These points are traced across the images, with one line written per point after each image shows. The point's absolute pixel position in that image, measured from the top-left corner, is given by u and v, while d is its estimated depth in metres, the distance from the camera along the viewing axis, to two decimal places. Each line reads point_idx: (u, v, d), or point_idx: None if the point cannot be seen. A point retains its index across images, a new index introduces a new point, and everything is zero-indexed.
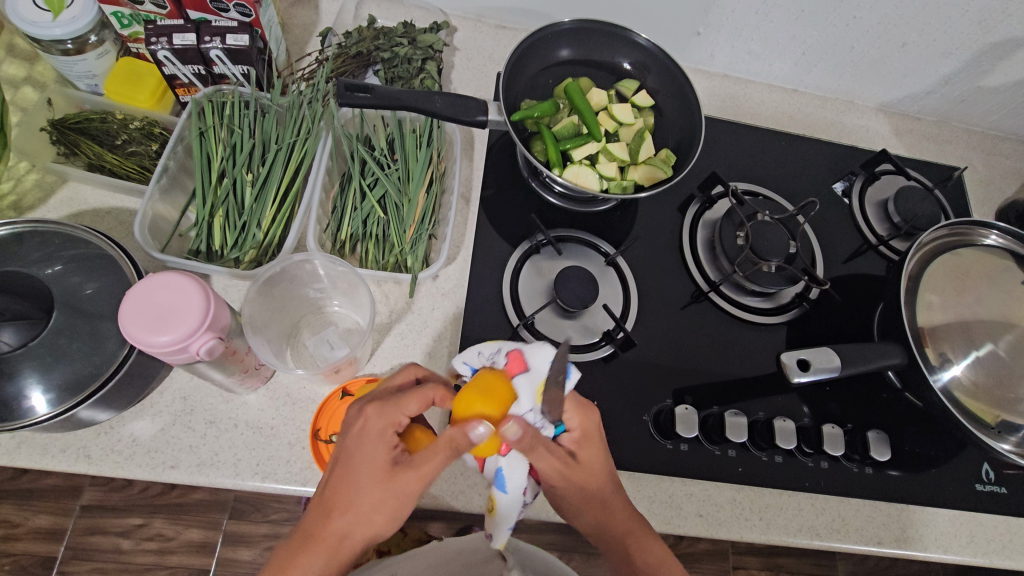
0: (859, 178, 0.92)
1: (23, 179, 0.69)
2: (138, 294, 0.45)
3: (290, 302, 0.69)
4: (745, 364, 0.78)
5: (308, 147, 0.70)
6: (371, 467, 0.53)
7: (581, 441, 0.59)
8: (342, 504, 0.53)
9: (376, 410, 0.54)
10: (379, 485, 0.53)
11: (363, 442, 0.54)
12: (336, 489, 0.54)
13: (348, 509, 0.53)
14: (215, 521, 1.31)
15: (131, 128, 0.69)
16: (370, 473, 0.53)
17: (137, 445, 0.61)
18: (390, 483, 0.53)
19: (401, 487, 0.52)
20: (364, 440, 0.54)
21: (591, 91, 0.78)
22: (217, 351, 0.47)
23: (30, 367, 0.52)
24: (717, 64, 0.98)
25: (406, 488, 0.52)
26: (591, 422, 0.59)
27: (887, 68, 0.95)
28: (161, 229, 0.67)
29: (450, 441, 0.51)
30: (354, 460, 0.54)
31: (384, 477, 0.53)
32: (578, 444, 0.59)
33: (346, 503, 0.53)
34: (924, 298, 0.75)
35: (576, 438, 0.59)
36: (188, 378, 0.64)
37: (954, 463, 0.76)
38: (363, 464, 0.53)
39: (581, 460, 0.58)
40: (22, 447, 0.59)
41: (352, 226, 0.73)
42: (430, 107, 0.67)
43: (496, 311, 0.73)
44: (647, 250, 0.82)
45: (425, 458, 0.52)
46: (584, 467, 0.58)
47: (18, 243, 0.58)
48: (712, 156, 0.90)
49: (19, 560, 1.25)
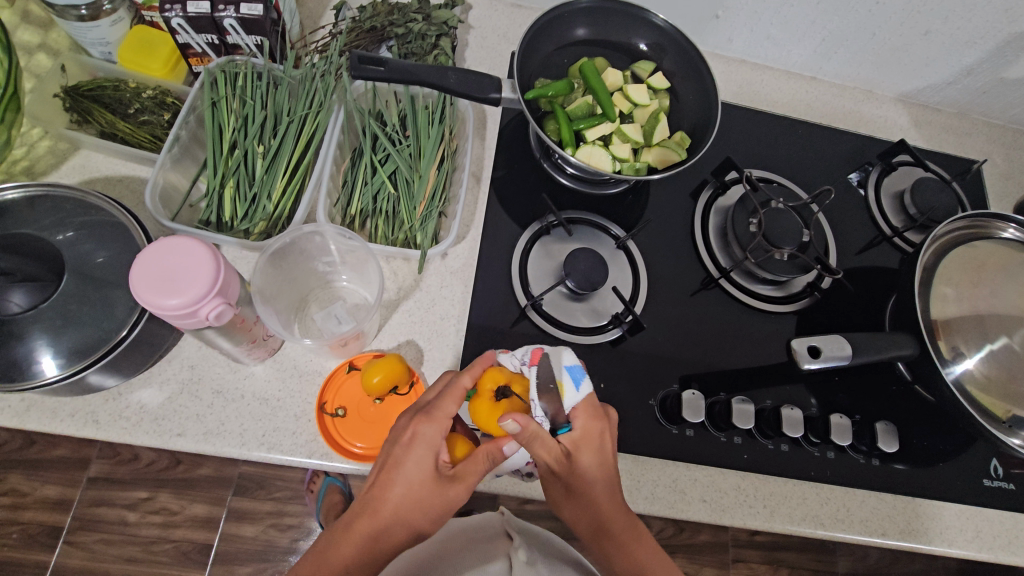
0: (876, 169, 0.91)
1: (36, 146, 0.69)
2: (149, 255, 0.44)
3: (298, 275, 0.68)
4: (754, 353, 0.77)
5: (320, 121, 0.70)
6: (420, 473, 0.54)
7: (582, 442, 0.57)
8: (393, 506, 0.54)
9: (425, 421, 0.55)
10: (427, 494, 0.54)
11: (410, 450, 0.55)
12: (384, 489, 0.55)
13: (396, 508, 0.54)
14: (220, 496, 1.33)
15: (143, 97, 0.68)
16: (421, 479, 0.54)
17: (145, 413, 0.61)
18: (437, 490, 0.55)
19: (451, 494, 0.55)
20: (414, 447, 0.55)
21: (607, 71, 0.76)
22: (225, 316, 0.47)
23: (40, 329, 0.53)
24: (735, 49, 0.97)
25: (451, 496, 0.55)
26: (596, 427, 0.58)
27: (908, 57, 0.93)
28: (172, 198, 0.67)
29: (491, 457, 0.55)
30: (406, 467, 0.54)
31: (435, 485, 0.55)
32: (573, 445, 0.57)
33: (394, 506, 0.54)
34: (939, 291, 0.74)
35: (575, 438, 0.57)
36: (196, 348, 0.65)
37: (962, 458, 0.76)
38: (414, 471, 0.54)
39: (573, 463, 0.57)
40: (32, 410, 0.60)
41: (362, 202, 0.72)
42: (443, 83, 0.66)
43: (505, 292, 0.72)
44: (658, 235, 0.81)
45: (475, 471, 0.55)
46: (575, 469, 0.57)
47: (31, 207, 0.58)
48: (726, 142, 0.89)
49: (27, 529, 1.26)
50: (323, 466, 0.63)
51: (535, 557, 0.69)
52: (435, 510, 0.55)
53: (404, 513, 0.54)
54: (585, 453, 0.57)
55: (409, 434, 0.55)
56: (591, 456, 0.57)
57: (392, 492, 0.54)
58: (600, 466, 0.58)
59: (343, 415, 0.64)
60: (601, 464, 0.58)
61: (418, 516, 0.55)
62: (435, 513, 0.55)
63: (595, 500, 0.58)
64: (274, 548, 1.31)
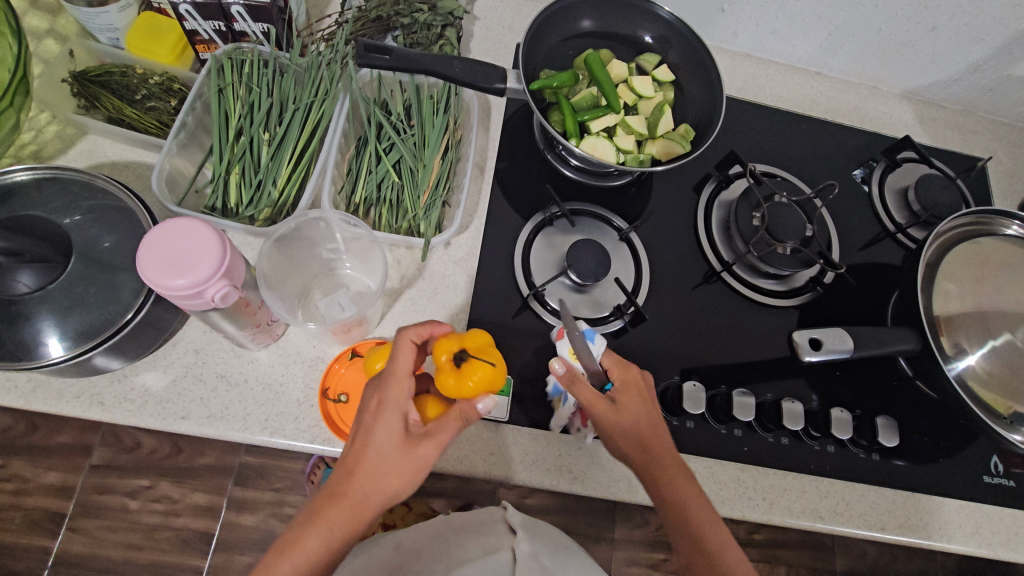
0: (880, 166, 0.91)
1: (44, 130, 0.69)
2: (156, 236, 0.45)
3: (303, 261, 0.69)
4: (755, 346, 0.77)
5: (326, 109, 0.70)
6: (388, 434, 0.54)
7: (625, 387, 0.61)
8: (365, 469, 0.53)
9: (389, 382, 0.55)
10: (395, 456, 0.53)
11: (378, 412, 0.54)
12: (358, 453, 0.54)
13: (369, 472, 0.53)
14: (221, 485, 1.33)
15: (151, 83, 0.69)
16: (389, 440, 0.53)
17: (149, 395, 0.62)
18: (407, 451, 0.53)
19: (421, 453, 0.53)
20: (382, 410, 0.54)
21: (611, 63, 0.77)
22: (231, 298, 0.47)
23: (46, 311, 0.53)
24: (740, 43, 0.97)
25: (421, 454, 0.53)
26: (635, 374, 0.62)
27: (913, 52, 0.93)
28: (178, 183, 0.68)
29: (461, 416, 0.54)
30: (374, 429, 0.54)
31: (404, 446, 0.53)
32: (617, 390, 0.61)
33: (366, 469, 0.53)
34: (941, 286, 0.74)
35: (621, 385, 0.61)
36: (200, 332, 0.65)
37: (962, 454, 0.76)
38: (383, 433, 0.53)
39: (620, 408, 0.59)
40: (38, 391, 0.60)
41: (366, 190, 0.73)
42: (448, 72, 0.67)
43: (507, 282, 0.73)
44: (661, 227, 0.81)
45: (443, 429, 0.54)
46: (623, 413, 0.59)
47: (37, 189, 0.58)
48: (730, 136, 0.89)
49: (30, 514, 1.27)
50: (325, 451, 0.64)
51: (538, 549, 0.68)
52: (407, 471, 0.53)
53: (377, 477, 0.53)
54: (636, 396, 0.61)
55: (374, 398, 0.55)
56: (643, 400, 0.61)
57: (363, 454, 0.53)
58: (647, 410, 0.61)
59: (345, 401, 0.65)
60: (647, 408, 0.61)
61: (390, 478, 0.53)
62: (409, 474, 0.53)
63: (648, 442, 0.59)
64: (275, 537, 1.32)
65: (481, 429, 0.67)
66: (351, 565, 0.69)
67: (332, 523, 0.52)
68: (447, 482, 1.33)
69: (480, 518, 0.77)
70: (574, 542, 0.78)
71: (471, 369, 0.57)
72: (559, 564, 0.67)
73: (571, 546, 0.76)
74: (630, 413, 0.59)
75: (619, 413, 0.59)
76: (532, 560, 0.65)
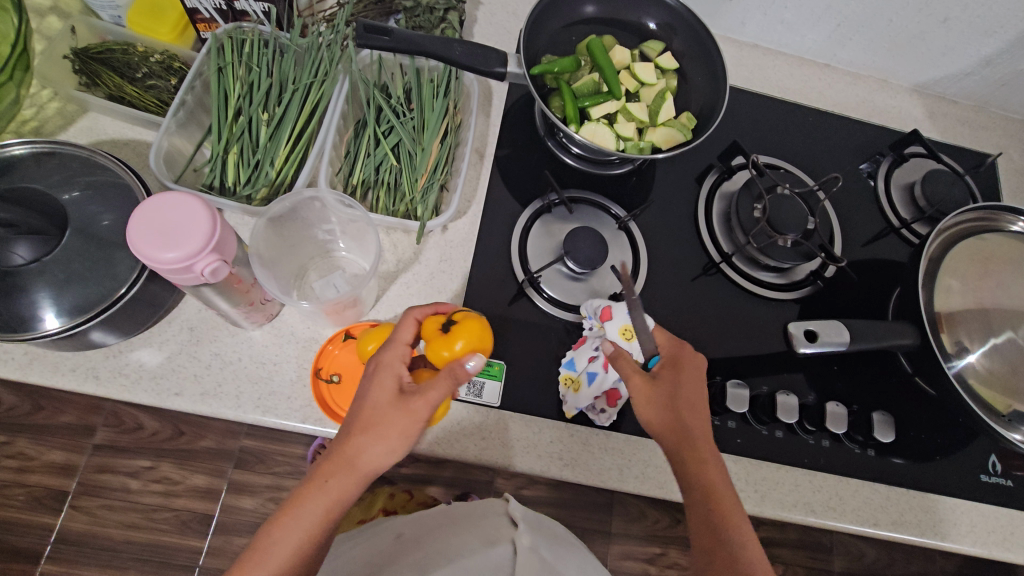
0: (886, 160, 0.89)
1: (45, 107, 0.69)
2: (147, 209, 0.44)
3: (299, 241, 0.69)
4: (753, 339, 0.77)
5: (325, 90, 0.70)
6: (382, 391, 0.54)
7: (672, 367, 0.61)
8: (360, 425, 0.53)
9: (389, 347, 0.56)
10: (388, 414, 0.53)
11: (375, 372, 0.55)
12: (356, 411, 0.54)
13: (363, 428, 0.53)
14: (221, 468, 1.34)
15: (151, 61, 0.69)
16: (382, 397, 0.53)
17: (144, 370, 0.62)
18: (398, 407, 0.53)
19: (412, 409, 0.52)
20: (378, 370, 0.55)
21: (614, 48, 0.76)
22: (221, 273, 0.48)
23: (43, 284, 0.54)
24: (748, 33, 0.96)
25: (413, 411, 0.52)
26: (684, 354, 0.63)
27: (924, 45, 0.91)
28: (176, 161, 0.68)
29: (449, 372, 0.53)
30: (369, 387, 0.54)
31: (396, 402, 0.53)
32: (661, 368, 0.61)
33: (360, 425, 0.53)
34: (943, 282, 0.73)
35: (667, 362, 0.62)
36: (196, 310, 0.65)
37: (960, 453, 0.75)
38: (377, 390, 0.54)
39: (661, 382, 0.60)
40: (34, 363, 0.60)
41: (364, 172, 0.72)
42: (447, 54, 0.66)
43: (503, 268, 0.73)
44: (661, 217, 0.80)
45: (433, 385, 0.53)
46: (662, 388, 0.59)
47: (36, 164, 0.59)
48: (735, 127, 0.88)
49: (33, 491, 1.29)
50: (317, 431, 0.64)
51: (537, 541, 0.67)
52: (399, 429, 0.52)
53: (372, 435, 0.53)
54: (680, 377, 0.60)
55: (372, 362, 0.56)
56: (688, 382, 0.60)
57: (359, 411, 0.54)
58: (688, 388, 0.60)
59: (338, 381, 0.65)
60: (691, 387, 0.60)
61: (384, 436, 0.52)
62: (402, 432, 0.52)
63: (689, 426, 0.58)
64: None
65: (472, 415, 0.67)
66: (350, 553, 0.69)
67: (330, 479, 0.52)
68: (444, 471, 1.34)
69: (480, 509, 0.77)
70: (577, 543, 0.77)
71: (456, 333, 0.57)
72: (557, 555, 0.67)
73: (567, 540, 0.75)
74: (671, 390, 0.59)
75: (658, 387, 0.59)
76: (532, 551, 0.64)
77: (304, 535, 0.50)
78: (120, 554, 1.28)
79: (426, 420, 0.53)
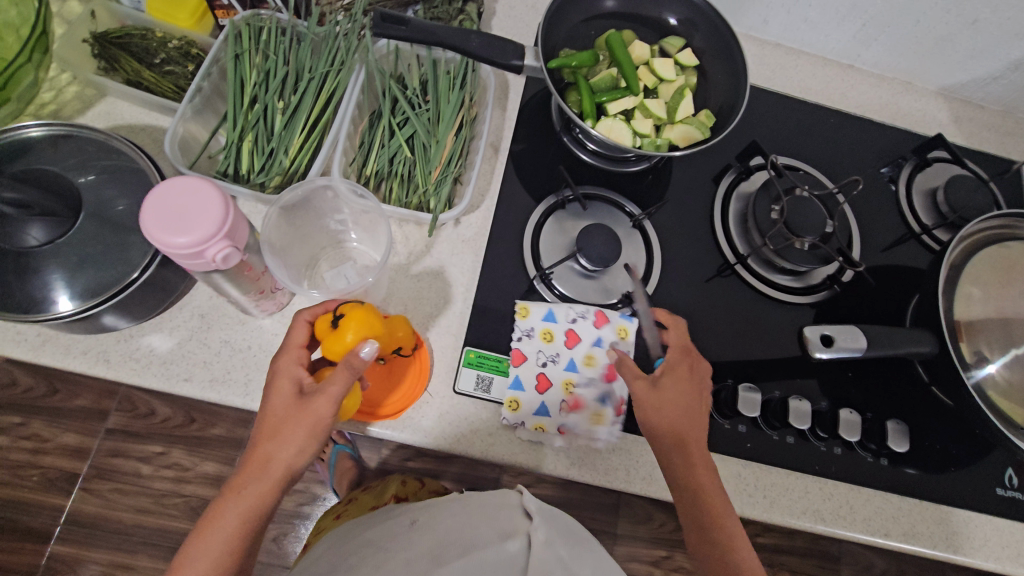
0: (909, 164, 0.87)
1: (63, 91, 0.70)
2: (159, 193, 0.44)
3: (312, 231, 0.69)
4: (766, 343, 0.75)
5: (341, 79, 0.70)
6: (284, 394, 0.53)
7: (670, 373, 0.61)
8: (268, 430, 0.53)
9: (289, 350, 0.55)
10: (292, 415, 0.52)
11: (277, 377, 0.55)
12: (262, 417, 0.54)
13: (270, 432, 0.53)
14: (229, 456, 1.35)
15: (169, 47, 0.69)
16: (284, 401, 0.53)
17: (155, 356, 0.62)
18: (300, 408, 0.52)
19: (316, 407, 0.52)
20: (279, 374, 0.55)
21: (633, 44, 0.74)
22: (232, 260, 0.47)
23: (56, 266, 0.54)
24: (770, 32, 0.94)
25: (318, 410, 0.52)
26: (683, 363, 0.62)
27: (952, 47, 0.89)
28: (191, 147, 0.68)
29: (345, 365, 0.51)
30: (270, 391, 0.54)
31: (298, 404, 0.53)
32: (662, 374, 0.61)
33: (267, 429, 0.53)
34: (964, 290, 0.71)
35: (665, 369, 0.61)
36: (207, 297, 0.65)
37: (976, 465, 0.73)
38: (278, 393, 0.54)
39: (663, 392, 0.60)
40: (47, 345, 0.61)
41: (378, 163, 0.72)
42: (464, 45, 0.66)
43: (515, 263, 0.72)
44: (676, 216, 0.79)
45: (331, 380, 0.52)
46: (660, 394, 0.60)
47: (53, 146, 0.59)
48: (754, 127, 0.86)
49: (46, 473, 1.31)
50: None
51: (553, 536, 0.66)
52: (304, 430, 0.52)
53: (279, 438, 0.52)
54: (682, 388, 0.60)
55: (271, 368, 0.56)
56: (686, 393, 0.60)
57: (265, 417, 0.54)
58: (687, 398, 0.60)
59: None
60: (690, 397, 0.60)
61: (292, 437, 0.52)
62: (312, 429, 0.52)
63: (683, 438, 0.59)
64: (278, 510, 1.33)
65: (478, 410, 0.66)
66: (369, 539, 0.71)
67: (245, 488, 0.52)
68: (450, 466, 1.34)
69: (498, 500, 0.76)
70: (590, 535, 0.77)
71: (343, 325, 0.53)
72: (575, 555, 0.65)
73: (580, 534, 0.75)
74: (668, 397, 0.60)
75: (662, 395, 0.60)
76: (547, 546, 0.64)
77: (224, 548, 0.50)
78: (129, 537, 1.29)
79: (331, 415, 0.52)
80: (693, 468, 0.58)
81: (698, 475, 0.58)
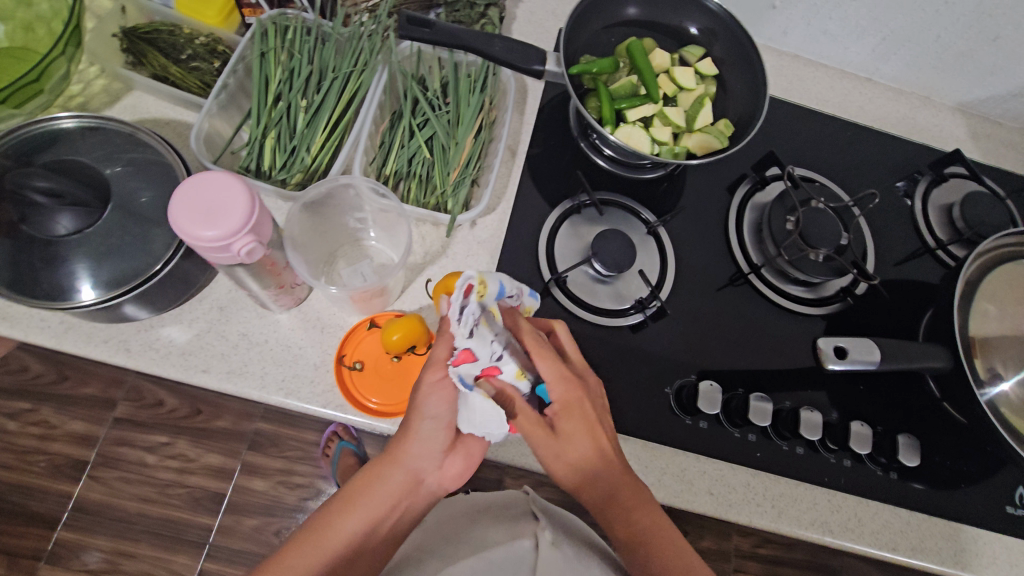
0: (925, 179, 0.87)
1: (92, 83, 0.71)
2: (188, 187, 0.45)
3: (332, 228, 0.70)
4: (778, 354, 0.75)
5: (364, 79, 0.71)
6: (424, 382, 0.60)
7: (562, 413, 0.55)
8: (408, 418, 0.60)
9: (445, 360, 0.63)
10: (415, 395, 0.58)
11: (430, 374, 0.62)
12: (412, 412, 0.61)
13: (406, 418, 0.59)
14: (234, 449, 1.36)
15: (196, 43, 0.71)
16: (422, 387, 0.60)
17: (173, 346, 0.63)
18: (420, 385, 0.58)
19: (433, 380, 0.56)
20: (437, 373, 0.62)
21: (654, 52, 0.75)
22: (256, 254, 0.48)
23: (81, 255, 0.55)
24: (789, 43, 0.94)
25: (431, 380, 0.56)
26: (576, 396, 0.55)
27: (972, 63, 0.89)
28: (214, 143, 0.69)
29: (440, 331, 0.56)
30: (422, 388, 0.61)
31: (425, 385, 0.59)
32: (557, 415, 0.56)
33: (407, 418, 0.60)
34: (980, 306, 0.71)
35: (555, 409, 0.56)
36: (226, 290, 0.66)
37: (988, 483, 0.73)
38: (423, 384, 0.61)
39: (559, 438, 0.56)
40: (69, 332, 0.62)
41: (397, 163, 0.73)
42: (488, 50, 0.66)
43: (529, 266, 0.72)
44: (691, 224, 0.80)
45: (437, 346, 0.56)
46: (563, 445, 0.55)
47: (82, 138, 0.60)
48: (771, 137, 0.86)
49: (53, 459, 1.32)
50: (337, 416, 0.64)
51: (559, 536, 0.67)
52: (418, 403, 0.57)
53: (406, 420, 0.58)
54: (573, 430, 0.55)
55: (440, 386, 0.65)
56: (588, 436, 0.56)
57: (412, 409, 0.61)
58: (584, 434, 0.56)
59: (360, 369, 0.65)
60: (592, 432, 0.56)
61: (416, 422, 0.57)
62: (429, 405, 0.56)
63: (592, 476, 0.56)
64: (282, 505, 1.34)
65: None
66: None
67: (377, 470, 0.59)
68: None
69: (503, 501, 0.79)
70: (598, 539, 0.78)
71: (440, 292, 0.60)
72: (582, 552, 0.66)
73: (587, 535, 0.78)
74: (572, 445, 0.56)
75: (558, 441, 0.55)
76: (553, 548, 0.64)
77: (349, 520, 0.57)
78: (133, 526, 1.30)
79: (437, 385, 0.56)
80: (610, 502, 0.56)
81: (627, 508, 0.56)
